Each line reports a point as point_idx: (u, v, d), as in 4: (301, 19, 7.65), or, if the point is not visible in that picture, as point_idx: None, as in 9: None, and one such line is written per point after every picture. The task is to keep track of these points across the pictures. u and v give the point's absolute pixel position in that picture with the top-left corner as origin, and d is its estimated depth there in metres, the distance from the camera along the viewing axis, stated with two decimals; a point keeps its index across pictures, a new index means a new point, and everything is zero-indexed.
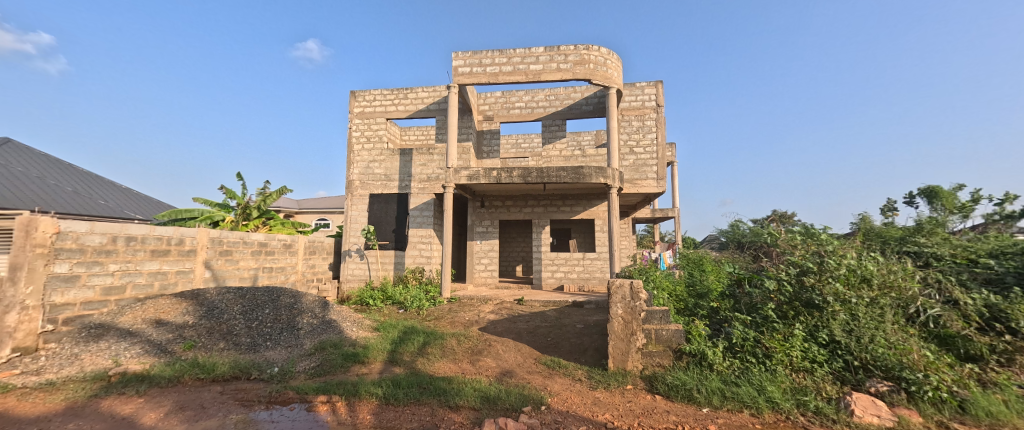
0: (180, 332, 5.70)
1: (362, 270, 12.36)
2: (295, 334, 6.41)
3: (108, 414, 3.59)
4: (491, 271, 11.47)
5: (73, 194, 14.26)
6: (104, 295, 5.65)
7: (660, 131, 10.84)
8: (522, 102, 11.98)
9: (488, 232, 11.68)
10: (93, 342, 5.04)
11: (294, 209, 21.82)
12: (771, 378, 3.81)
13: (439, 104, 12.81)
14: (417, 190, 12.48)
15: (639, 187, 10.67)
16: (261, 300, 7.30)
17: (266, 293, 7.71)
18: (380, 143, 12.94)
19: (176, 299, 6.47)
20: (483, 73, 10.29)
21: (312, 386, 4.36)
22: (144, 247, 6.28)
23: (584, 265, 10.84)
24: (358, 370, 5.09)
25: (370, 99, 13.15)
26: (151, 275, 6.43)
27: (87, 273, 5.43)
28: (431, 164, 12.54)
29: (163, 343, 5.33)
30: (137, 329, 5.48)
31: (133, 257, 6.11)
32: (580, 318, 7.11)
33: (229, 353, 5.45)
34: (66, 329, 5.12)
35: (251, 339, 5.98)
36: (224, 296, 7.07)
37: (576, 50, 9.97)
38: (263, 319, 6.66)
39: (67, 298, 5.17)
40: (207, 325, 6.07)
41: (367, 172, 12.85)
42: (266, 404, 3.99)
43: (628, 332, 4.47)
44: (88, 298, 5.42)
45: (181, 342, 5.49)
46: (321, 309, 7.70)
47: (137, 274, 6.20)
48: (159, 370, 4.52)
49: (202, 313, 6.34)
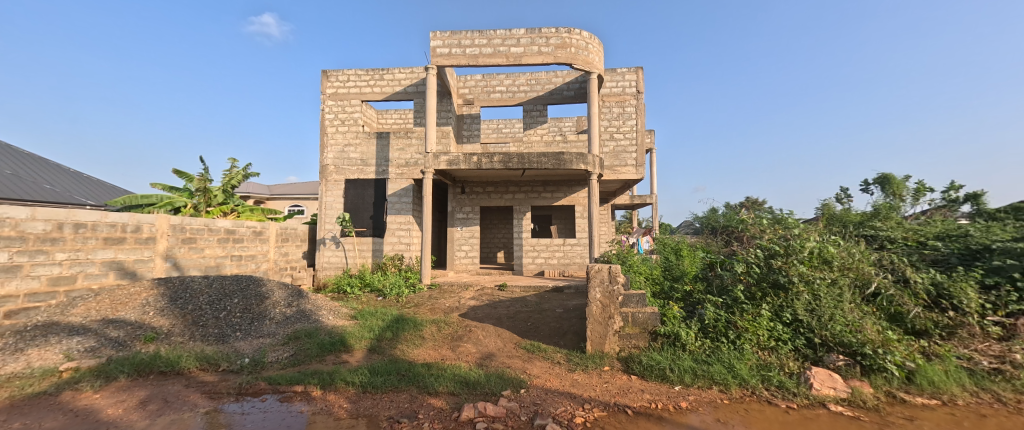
0: (141, 325, 5.49)
1: (339, 257, 12.20)
2: (270, 323, 6.29)
3: (62, 411, 3.45)
4: (472, 257, 11.48)
5: (15, 179, 13.39)
6: (52, 286, 5.38)
7: (640, 118, 10.95)
8: (502, 86, 11.86)
9: (468, 219, 11.64)
10: (46, 336, 4.81)
11: (265, 195, 21.17)
12: (738, 356, 4.01)
13: (417, 87, 12.55)
14: (395, 176, 12.31)
15: (618, 173, 10.84)
16: (229, 290, 7.10)
17: (235, 282, 7.49)
18: (356, 126, 12.61)
19: (135, 289, 6.21)
20: (462, 54, 10.10)
21: (285, 376, 4.30)
22: (95, 234, 5.96)
23: (564, 251, 10.97)
24: (334, 358, 5.06)
25: (345, 80, 12.72)
26: (106, 264, 6.15)
27: (31, 262, 5.15)
28: (409, 149, 12.36)
29: (122, 337, 5.13)
30: (92, 322, 5.25)
31: (84, 245, 5.81)
32: (559, 303, 7.23)
33: (197, 345, 5.31)
34: (9, 323, 4.90)
35: (219, 330, 5.83)
36: (189, 286, 6.83)
37: (558, 33, 9.88)
38: (232, 309, 6.48)
39: (8, 290, 4.92)
40: (172, 317, 5.86)
41: (342, 156, 12.54)
42: (237, 396, 3.93)
43: (605, 316, 4.59)
44: (33, 289, 5.17)
45: (143, 335, 5.30)
46: (295, 298, 7.55)
47: (89, 263, 5.90)
48: (116, 365, 4.35)
49: (165, 304, 6.10)
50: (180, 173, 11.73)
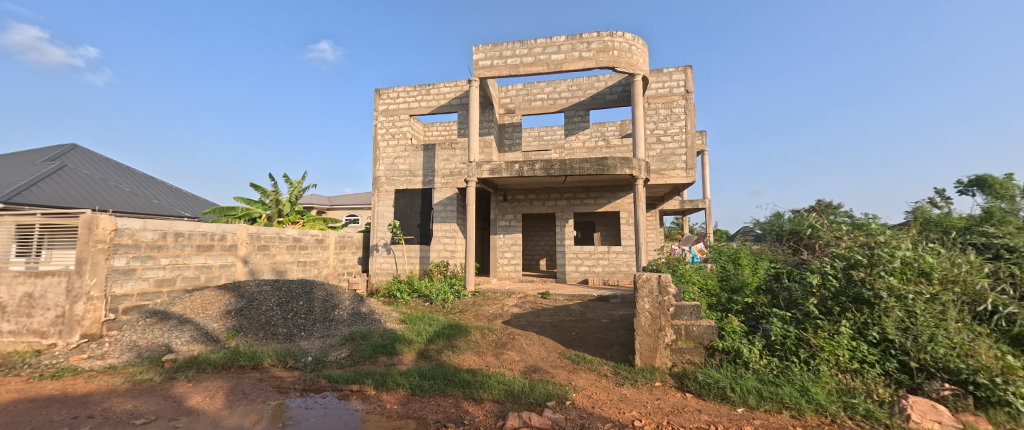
0: (224, 323, 5.98)
1: (389, 264, 12.68)
2: (328, 325, 6.59)
3: (162, 397, 3.81)
4: (514, 265, 11.46)
5: (132, 195, 15.35)
6: (157, 286, 6.01)
7: (689, 119, 10.48)
8: (543, 94, 11.86)
9: (511, 226, 11.66)
10: (150, 332, 5.40)
11: (326, 205, 22.53)
12: (814, 379, 3.65)
13: (461, 99, 12.85)
14: (440, 185, 12.64)
15: (666, 177, 10.42)
16: (296, 293, 7.56)
17: (300, 285, 7.95)
18: (404, 139, 13.14)
19: (220, 291, 6.78)
20: (503, 65, 10.24)
21: (344, 375, 4.48)
22: (191, 242, 6.59)
23: (609, 259, 10.66)
24: (385, 361, 5.20)
25: (395, 96, 13.36)
26: (198, 268, 6.76)
27: (142, 266, 5.77)
28: (454, 159, 12.64)
29: (209, 332, 5.61)
30: (187, 319, 5.84)
31: (182, 251, 6.43)
32: (605, 313, 7.00)
33: (270, 342, 5.68)
34: (126, 318, 5.52)
35: (287, 329, 6.21)
36: (263, 288, 7.37)
37: (599, 37, 9.73)
38: (298, 310, 6.89)
39: (126, 289, 5.54)
40: (249, 316, 6.32)
41: (392, 168, 13.09)
42: (301, 392, 4.13)
43: (655, 328, 4.37)
44: (143, 289, 5.78)
45: (226, 331, 5.77)
46: (354, 302, 7.91)
47: (186, 267, 6.52)
48: (208, 357, 4.77)
49: (244, 304, 6.62)
50: (257, 185, 12.78)
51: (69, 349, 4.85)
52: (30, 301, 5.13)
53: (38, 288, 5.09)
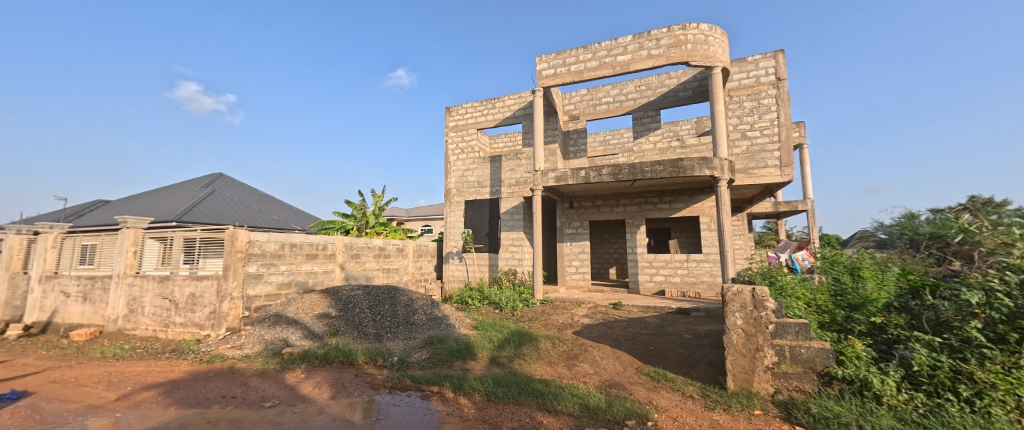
0: (326, 323, 6.74)
1: (461, 271, 13.10)
2: (420, 329, 6.97)
3: (283, 385, 4.47)
4: (582, 273, 11.17)
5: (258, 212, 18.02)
6: (277, 289, 7.18)
7: (781, 110, 9.45)
8: (608, 97, 11.53)
9: (578, 234, 11.39)
10: (268, 330, 6.42)
11: (403, 217, 23.96)
12: (980, 424, 2.95)
13: (525, 110, 12.96)
14: (507, 195, 12.81)
15: (755, 176, 9.48)
16: (383, 296, 8.12)
17: (384, 290, 8.54)
18: (473, 153, 13.60)
19: (323, 294, 7.70)
20: (567, 72, 10.16)
21: (424, 377, 4.66)
22: (302, 251, 7.71)
23: (688, 268, 9.93)
24: (462, 366, 5.28)
25: (463, 112, 13.93)
26: (307, 274, 7.83)
27: (267, 271, 7.01)
28: (520, 169, 12.76)
29: (315, 331, 6.42)
30: (298, 318, 6.77)
31: (296, 259, 7.56)
32: (687, 327, 6.48)
33: (361, 341, 6.30)
34: (256, 315, 6.74)
35: (376, 330, 6.75)
36: (356, 292, 8.10)
37: (670, 33, 9.22)
38: (385, 312, 7.48)
39: (256, 291, 6.80)
40: (346, 317, 7.04)
41: (462, 181, 13.60)
42: (390, 389, 4.37)
43: (751, 348, 3.95)
44: (269, 291, 7.01)
45: (328, 330, 6.51)
46: (431, 307, 8.21)
47: (298, 273, 7.63)
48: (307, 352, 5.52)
49: (341, 306, 7.37)
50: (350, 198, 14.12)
51: (218, 339, 6.22)
52: (193, 298, 6.70)
53: (199, 288, 6.63)
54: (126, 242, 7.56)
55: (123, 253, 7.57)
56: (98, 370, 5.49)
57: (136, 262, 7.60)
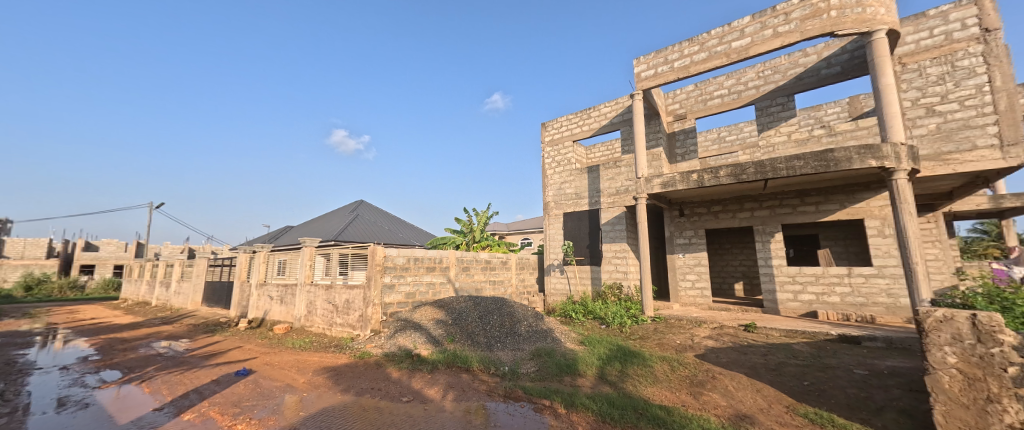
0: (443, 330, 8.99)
1: (563, 284, 12.91)
2: (524, 338, 8.03)
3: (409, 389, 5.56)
4: (700, 290, 10.00)
5: None
6: (404, 298, 10.35)
7: (990, 71, 7.31)
8: (722, 89, 10.34)
9: (691, 244, 10.30)
10: (397, 334, 8.94)
11: (504, 232, 24.55)
12: None
13: (623, 115, 12.37)
14: (608, 205, 12.28)
15: (948, 163, 7.41)
16: (490, 307, 9.85)
17: (486, 304, 10.69)
18: (570, 165, 13.42)
19: (440, 304, 10.34)
20: (671, 70, 9.42)
21: (536, 389, 4.68)
22: (420, 265, 10.88)
23: (850, 285, 8.22)
24: (572, 381, 5.04)
25: (557, 126, 13.91)
26: (426, 285, 10.91)
27: (396, 283, 10.23)
28: (620, 177, 12.16)
29: (435, 335, 8.84)
30: (421, 323, 9.43)
31: (417, 272, 10.73)
32: (857, 360, 5.27)
33: (464, 344, 8.10)
34: (388, 320, 9.93)
35: (484, 338, 8.63)
36: (467, 303, 10.27)
37: (803, 3, 7.91)
38: (484, 317, 9.27)
39: (389, 299, 10.09)
40: (458, 324, 9.31)
41: (560, 193, 13.51)
42: (505, 398, 4.57)
43: (974, 398, 3.06)
44: (398, 298, 10.25)
45: (444, 336, 8.87)
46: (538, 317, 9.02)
47: (419, 283, 10.75)
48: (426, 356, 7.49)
49: (454, 316, 9.67)
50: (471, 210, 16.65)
51: (366, 337, 9.51)
52: (348, 304, 10.36)
53: (352, 296, 10.26)
54: (306, 260, 11.92)
55: (303, 267, 11.93)
56: (292, 356, 8.75)
57: (311, 274, 11.87)
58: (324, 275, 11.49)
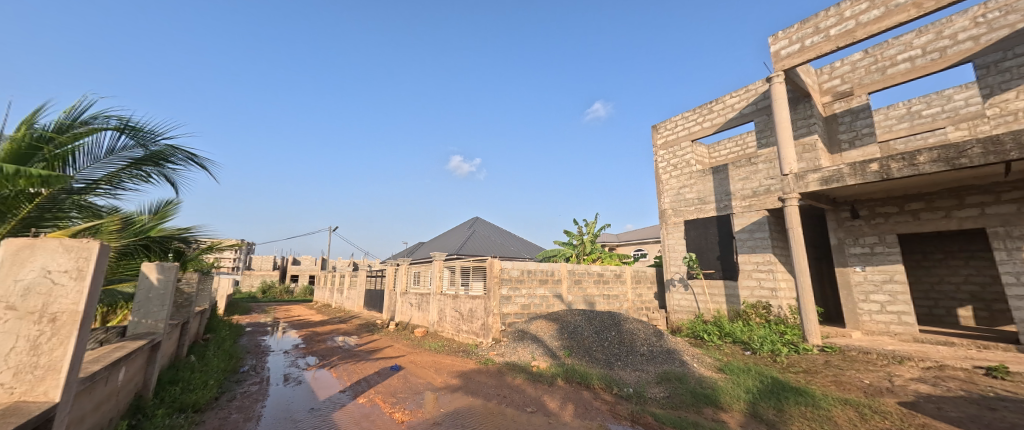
0: (561, 344, 10.82)
1: (689, 301, 12.55)
2: (643, 360, 9.56)
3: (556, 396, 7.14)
4: (891, 317, 8.21)
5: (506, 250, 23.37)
6: (521, 309, 12.73)
7: None
8: (909, 50, 8.36)
9: (872, 254, 8.57)
10: (519, 345, 11.23)
11: (616, 242, 23.53)
12: None
13: (756, 103, 11.42)
14: (742, 210, 11.37)
15: None
16: (606, 324, 11.71)
17: (608, 316, 12.38)
18: (689, 167, 13.04)
19: (555, 319, 12.30)
20: (825, 41, 8.41)
21: (670, 418, 5.64)
22: (535, 277, 13.13)
23: None
24: (711, 413, 5.80)
25: (673, 127, 13.76)
26: (541, 297, 13.17)
27: (514, 295, 12.61)
28: (756, 175, 11.15)
29: (554, 349, 10.64)
30: (540, 335, 11.47)
31: (533, 284, 13.02)
32: None
33: (588, 361, 9.82)
34: (508, 331, 12.27)
35: (604, 356, 10.04)
36: (581, 320, 12.05)
37: None
38: (613, 333, 11.15)
39: (509, 310, 12.47)
40: (577, 339, 10.96)
41: (679, 198, 13.22)
42: (632, 421, 5.71)
43: None
44: (515, 310, 12.59)
45: (563, 351, 10.58)
46: (656, 338, 10.93)
47: (534, 296, 13.04)
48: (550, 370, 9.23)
49: (570, 332, 11.41)
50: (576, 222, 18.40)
51: (488, 344, 11.89)
52: (472, 313, 12.86)
53: (474, 306, 12.75)
54: (436, 271, 15.20)
55: (435, 279, 15.10)
56: (429, 358, 11.37)
57: (440, 285, 14.89)
58: (451, 286, 14.37)
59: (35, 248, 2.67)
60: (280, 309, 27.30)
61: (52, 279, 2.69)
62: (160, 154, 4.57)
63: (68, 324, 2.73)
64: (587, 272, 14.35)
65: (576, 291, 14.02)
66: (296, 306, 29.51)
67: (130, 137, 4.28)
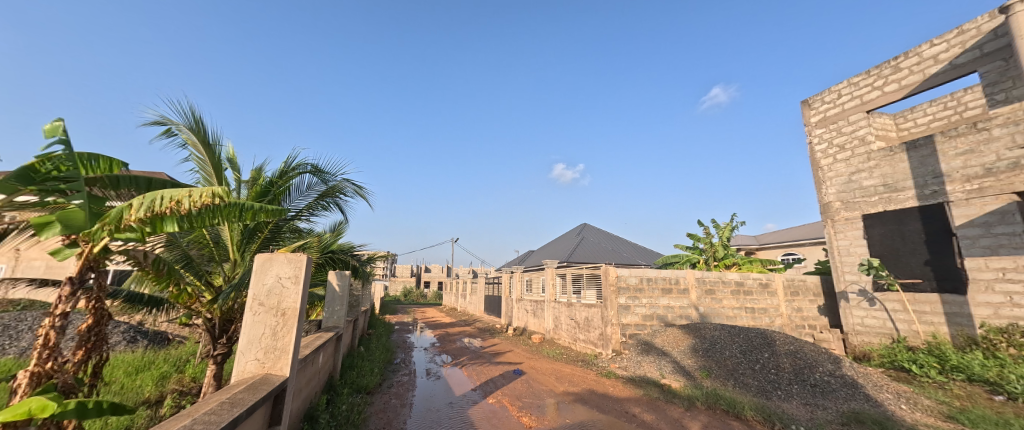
0: (700, 364, 9.27)
1: (877, 320, 9.70)
2: (813, 393, 7.56)
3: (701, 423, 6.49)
4: None
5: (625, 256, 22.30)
6: (643, 320, 11.27)
7: None
8: None
9: None
10: (644, 359, 9.88)
11: (758, 244, 20.02)
12: None
13: (980, 48, 8.45)
14: (961, 198, 8.37)
15: None
16: (757, 344, 9.68)
17: (758, 335, 10.21)
18: (863, 145, 10.19)
19: (686, 333, 10.63)
20: None
21: None
22: (657, 286, 11.44)
23: None
24: None
25: (834, 97, 11.07)
26: (665, 307, 11.48)
27: (632, 303, 11.22)
28: (987, 147, 8.07)
29: (689, 368, 9.15)
30: (667, 350, 10.03)
31: (654, 293, 11.40)
32: None
33: (741, 390, 7.96)
34: (630, 340, 11.02)
35: (756, 380, 8.25)
36: (719, 334, 10.33)
37: None
38: (770, 357, 9.02)
39: (629, 320, 11.15)
40: (716, 358, 9.29)
41: (848, 187, 10.41)
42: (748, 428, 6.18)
43: None
44: (637, 320, 11.23)
45: (700, 370, 9.03)
46: (833, 364, 8.57)
47: (657, 306, 11.40)
48: (689, 392, 7.78)
49: (708, 347, 9.80)
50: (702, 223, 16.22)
51: (609, 356, 10.78)
52: (588, 322, 11.92)
53: (590, 315, 11.78)
54: (549, 278, 14.63)
55: (549, 286, 14.44)
56: (551, 363, 10.73)
57: (554, 292, 14.22)
58: (562, 293, 13.60)
59: (272, 261, 4.32)
60: (419, 310, 30.44)
61: (281, 283, 4.32)
62: (335, 187, 6.83)
63: (290, 317, 4.30)
64: (719, 280, 12.02)
65: (707, 302, 11.84)
66: (428, 309, 32.36)
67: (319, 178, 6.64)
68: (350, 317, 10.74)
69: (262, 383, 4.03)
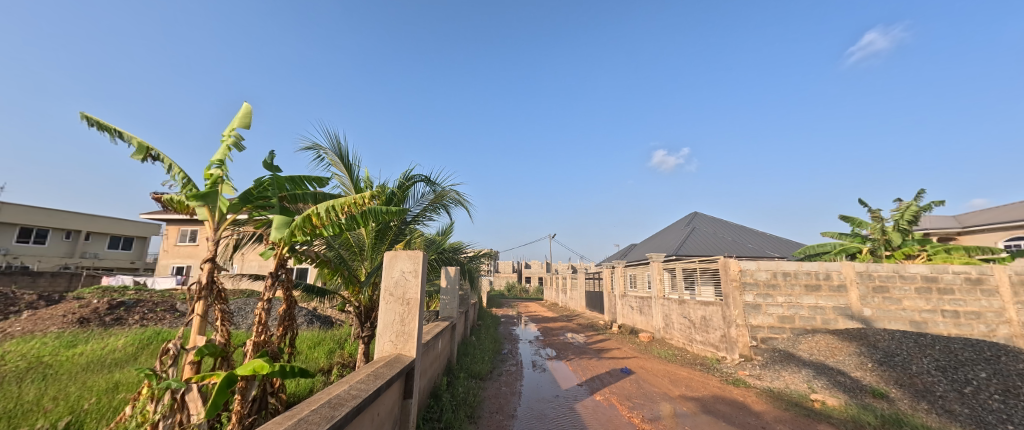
0: (867, 380, 6.58)
1: None
2: None
3: None
4: None
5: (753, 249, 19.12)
6: (781, 322, 8.75)
7: None
8: None
9: None
10: (784, 368, 7.60)
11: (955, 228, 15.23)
12: None
13: None
14: None
15: None
16: (967, 358, 6.64)
17: (966, 347, 7.06)
18: None
19: (846, 341, 7.80)
20: None
21: None
22: (798, 282, 8.78)
23: None
24: None
25: None
26: (812, 309, 8.75)
27: (765, 303, 8.81)
28: None
29: (855, 387, 6.49)
30: (818, 361, 7.46)
31: (792, 291, 8.77)
32: None
33: (942, 421, 5.39)
34: (764, 345, 8.70)
35: (971, 410, 5.48)
36: (897, 343, 7.35)
37: None
38: (993, 380, 6.02)
39: (759, 322, 8.79)
40: (897, 375, 6.51)
41: None
42: None
43: None
44: (771, 322, 8.77)
45: (873, 389, 6.32)
46: None
47: (800, 306, 8.76)
48: (853, 413, 5.72)
49: (883, 359, 6.99)
50: (862, 203, 12.69)
51: (735, 362, 8.70)
52: (706, 322, 9.83)
53: (709, 313, 9.74)
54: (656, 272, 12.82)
55: (655, 281, 12.60)
56: (661, 366, 9.09)
57: (662, 288, 12.37)
58: (673, 289, 11.75)
59: (396, 257, 3.99)
60: (523, 305, 30.48)
61: (405, 276, 3.97)
62: (443, 194, 6.46)
63: (415, 305, 3.94)
64: (896, 276, 8.76)
65: (875, 304, 8.72)
66: (532, 303, 32.37)
67: (428, 186, 6.29)
68: (461, 308, 10.48)
69: (398, 361, 3.69)
